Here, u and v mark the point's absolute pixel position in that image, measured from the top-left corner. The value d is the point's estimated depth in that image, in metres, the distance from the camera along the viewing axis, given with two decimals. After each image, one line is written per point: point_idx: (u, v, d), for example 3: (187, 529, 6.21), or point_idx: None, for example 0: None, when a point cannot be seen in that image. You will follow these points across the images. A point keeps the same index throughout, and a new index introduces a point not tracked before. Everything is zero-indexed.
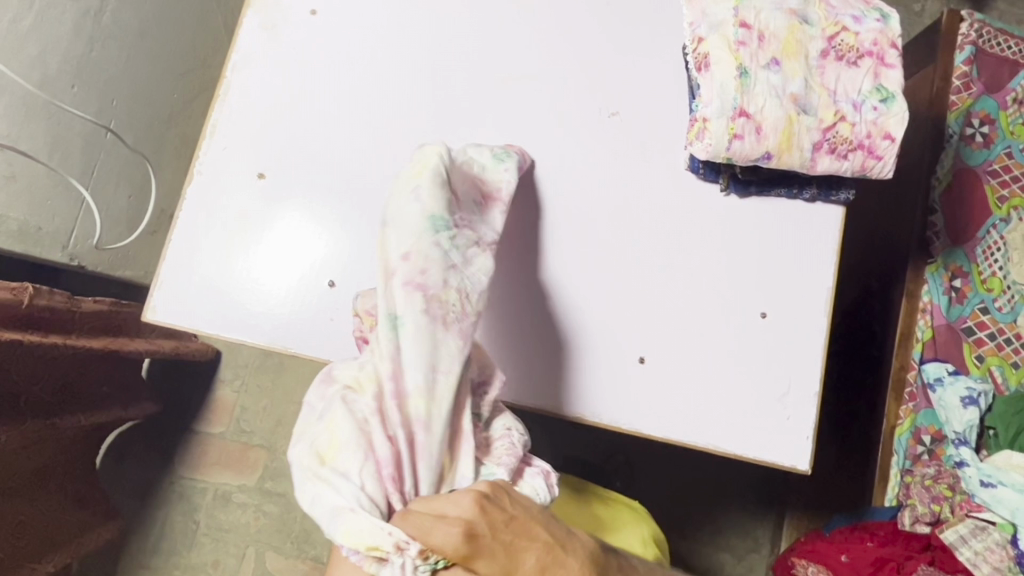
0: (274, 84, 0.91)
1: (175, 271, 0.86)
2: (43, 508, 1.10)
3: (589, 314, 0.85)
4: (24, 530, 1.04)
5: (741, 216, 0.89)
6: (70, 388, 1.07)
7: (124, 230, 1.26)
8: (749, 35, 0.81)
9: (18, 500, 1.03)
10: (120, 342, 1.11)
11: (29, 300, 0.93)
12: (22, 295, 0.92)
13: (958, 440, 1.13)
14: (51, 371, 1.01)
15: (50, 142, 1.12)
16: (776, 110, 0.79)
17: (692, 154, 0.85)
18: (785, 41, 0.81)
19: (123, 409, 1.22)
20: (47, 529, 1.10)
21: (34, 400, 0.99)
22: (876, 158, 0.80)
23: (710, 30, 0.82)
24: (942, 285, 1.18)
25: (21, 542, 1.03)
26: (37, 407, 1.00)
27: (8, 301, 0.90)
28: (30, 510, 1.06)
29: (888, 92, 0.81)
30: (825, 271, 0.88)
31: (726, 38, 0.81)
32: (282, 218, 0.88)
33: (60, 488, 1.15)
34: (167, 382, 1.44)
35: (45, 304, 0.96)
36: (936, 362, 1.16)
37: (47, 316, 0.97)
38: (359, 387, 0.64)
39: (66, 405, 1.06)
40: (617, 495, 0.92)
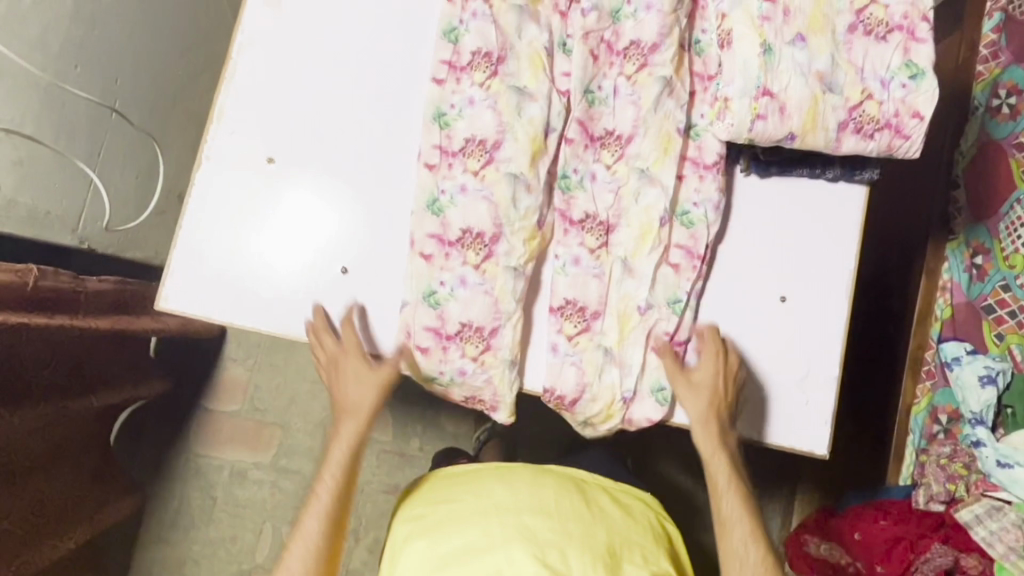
0: (285, 62, 0.88)
1: (186, 259, 0.85)
2: (60, 486, 1.13)
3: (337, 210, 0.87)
4: (44, 509, 1.08)
5: (759, 198, 0.87)
6: (81, 368, 1.09)
7: (132, 211, 1.25)
8: (663, 101, 0.83)
9: (35, 480, 1.06)
10: (126, 322, 1.13)
11: (34, 281, 0.94)
12: (27, 277, 0.93)
13: (974, 420, 1.10)
14: (63, 351, 1.03)
15: (56, 125, 1.07)
16: (800, 89, 0.76)
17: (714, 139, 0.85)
18: (672, 127, 0.83)
19: (134, 388, 1.26)
20: (66, 505, 1.14)
21: (46, 383, 1.02)
22: (903, 138, 0.77)
23: (610, 100, 0.84)
24: (962, 263, 1.18)
25: (41, 521, 1.07)
26: (51, 389, 1.03)
27: (14, 283, 0.91)
28: (49, 488, 1.09)
29: (917, 67, 0.78)
30: (846, 254, 0.87)
31: (535, 45, 0.84)
32: (290, 199, 0.87)
33: (77, 465, 1.18)
34: (179, 360, 1.46)
35: (50, 286, 0.98)
36: (955, 341, 1.16)
37: (53, 298, 0.99)
38: (500, 296, 0.82)
39: (75, 387, 1.09)
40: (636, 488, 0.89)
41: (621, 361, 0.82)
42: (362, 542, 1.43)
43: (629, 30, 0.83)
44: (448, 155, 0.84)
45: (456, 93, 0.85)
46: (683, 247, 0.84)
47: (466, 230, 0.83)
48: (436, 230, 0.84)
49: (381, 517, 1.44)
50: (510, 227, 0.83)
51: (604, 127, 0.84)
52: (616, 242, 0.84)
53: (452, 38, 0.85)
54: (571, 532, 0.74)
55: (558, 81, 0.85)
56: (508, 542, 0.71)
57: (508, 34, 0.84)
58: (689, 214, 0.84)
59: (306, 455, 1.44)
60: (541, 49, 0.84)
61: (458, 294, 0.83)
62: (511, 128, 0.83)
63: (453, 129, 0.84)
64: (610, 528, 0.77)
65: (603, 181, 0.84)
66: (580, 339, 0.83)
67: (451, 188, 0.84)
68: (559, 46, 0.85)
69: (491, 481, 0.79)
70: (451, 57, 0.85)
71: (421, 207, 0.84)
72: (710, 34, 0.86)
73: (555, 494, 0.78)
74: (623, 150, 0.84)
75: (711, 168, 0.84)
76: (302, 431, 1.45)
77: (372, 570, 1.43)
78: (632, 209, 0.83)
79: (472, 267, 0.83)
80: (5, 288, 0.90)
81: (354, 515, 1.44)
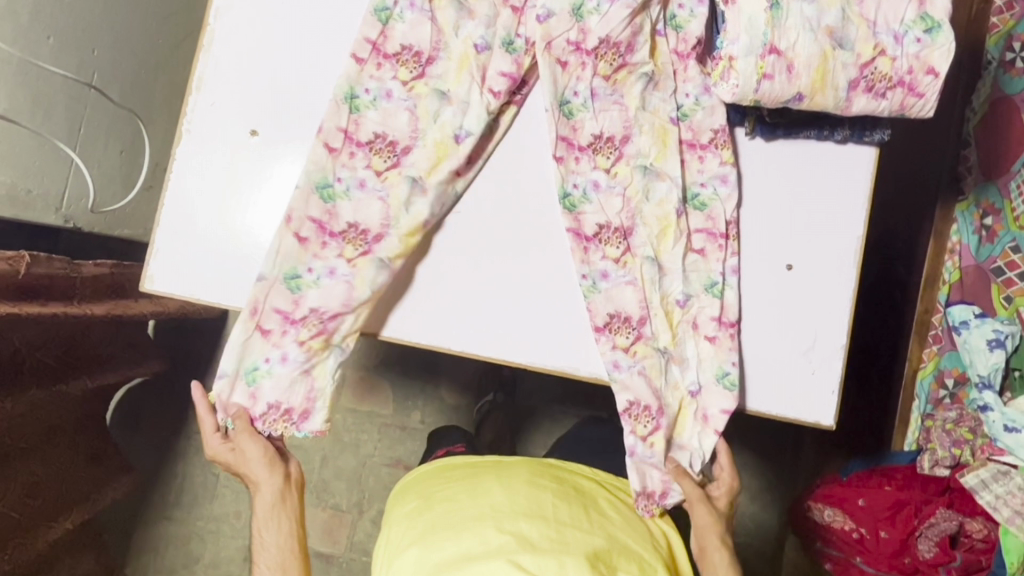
0: (264, 27, 0.84)
1: (170, 238, 0.82)
2: (55, 468, 1.11)
3: None
4: (39, 491, 1.07)
5: (766, 162, 0.84)
6: (75, 347, 1.08)
7: (119, 188, 1.22)
8: (647, 97, 0.82)
9: (30, 461, 1.05)
10: (125, 305, 1.12)
11: (26, 268, 0.92)
12: (18, 264, 0.91)
13: (982, 383, 1.06)
14: (56, 332, 1.02)
15: (32, 100, 1.03)
16: (809, 46, 0.71)
17: (717, 121, 0.82)
18: (665, 118, 0.82)
19: (131, 368, 1.23)
20: (63, 487, 1.13)
21: (31, 364, 0.99)
22: (917, 95, 0.73)
23: (591, 105, 0.82)
24: (972, 224, 1.15)
25: (36, 504, 1.06)
26: (41, 374, 1.02)
27: (5, 271, 0.89)
28: (42, 471, 1.08)
29: (933, 21, 0.74)
30: (855, 218, 0.83)
31: (467, 43, 0.80)
32: (277, 175, 0.83)
33: (71, 446, 1.16)
34: (174, 340, 1.44)
35: (44, 271, 0.95)
36: (963, 305, 1.12)
37: (45, 284, 0.96)
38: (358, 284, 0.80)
39: (68, 370, 1.08)
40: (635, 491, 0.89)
41: (679, 357, 0.83)
42: (366, 514, 1.44)
43: (595, 26, 0.79)
44: (352, 143, 0.81)
45: (373, 79, 0.81)
46: (703, 230, 0.82)
47: (351, 224, 0.81)
48: (318, 214, 0.80)
49: (385, 491, 1.44)
50: (396, 228, 0.80)
51: (591, 133, 0.82)
52: (638, 245, 0.82)
53: (383, 17, 0.80)
54: (567, 541, 0.72)
55: (490, 77, 0.80)
56: (501, 549, 0.69)
57: (444, 31, 0.81)
58: (702, 196, 0.83)
59: None
60: (474, 45, 0.80)
61: (321, 283, 0.80)
62: (423, 133, 0.81)
63: (364, 116, 0.81)
64: (607, 533, 0.76)
65: (606, 186, 0.83)
66: (637, 347, 0.82)
67: (348, 179, 0.81)
68: (505, 45, 0.80)
69: (490, 486, 0.79)
70: (376, 36, 0.80)
71: (308, 187, 0.80)
72: (689, 10, 0.82)
73: (555, 496, 0.78)
74: (620, 150, 0.82)
75: (709, 146, 0.83)
76: None
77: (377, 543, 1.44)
78: (646, 208, 0.82)
79: (345, 261, 0.81)
80: None
81: (356, 490, 1.45)
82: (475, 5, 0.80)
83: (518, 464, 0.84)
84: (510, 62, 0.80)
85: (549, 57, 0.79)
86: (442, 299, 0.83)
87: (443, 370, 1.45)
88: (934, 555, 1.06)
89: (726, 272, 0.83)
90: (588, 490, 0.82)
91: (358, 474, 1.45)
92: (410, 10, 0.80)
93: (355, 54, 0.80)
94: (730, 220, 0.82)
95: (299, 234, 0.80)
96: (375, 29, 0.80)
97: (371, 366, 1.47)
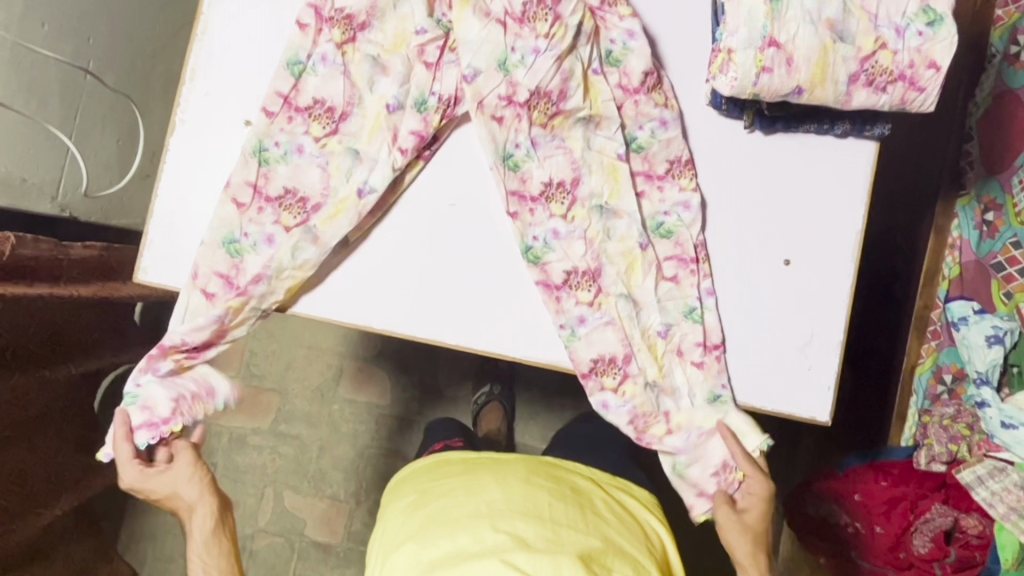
0: (258, 16, 0.83)
1: (163, 228, 0.82)
2: (42, 456, 1.11)
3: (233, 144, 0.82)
4: (27, 479, 1.08)
5: (765, 156, 0.83)
6: (59, 334, 1.08)
7: (115, 176, 1.22)
8: (590, 137, 0.82)
9: (19, 449, 1.05)
10: (112, 288, 1.13)
11: (12, 249, 0.93)
12: (3, 246, 0.91)
13: (978, 380, 1.06)
14: (42, 319, 1.02)
15: (27, 89, 1.02)
16: (809, 40, 0.71)
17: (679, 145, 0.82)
18: (612, 155, 0.82)
19: (113, 355, 1.24)
20: (50, 471, 1.14)
21: (20, 350, 0.99)
22: (918, 90, 0.73)
23: (533, 154, 0.81)
24: (972, 220, 1.14)
25: (20, 489, 1.06)
26: (29, 361, 1.02)
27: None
28: (30, 459, 1.08)
29: (936, 14, 0.72)
30: (855, 213, 0.83)
31: (381, 102, 0.80)
32: (225, 156, 0.83)
33: (60, 433, 1.16)
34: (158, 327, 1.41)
35: (30, 253, 0.96)
36: (961, 300, 1.12)
37: (30, 267, 0.97)
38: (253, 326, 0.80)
39: (52, 356, 1.08)
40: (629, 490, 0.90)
41: (669, 389, 0.82)
42: (363, 505, 1.44)
43: (522, 78, 0.79)
44: (260, 198, 0.81)
45: (283, 132, 0.81)
46: (673, 256, 0.82)
47: (257, 276, 0.79)
48: (223, 269, 0.80)
49: (381, 481, 1.45)
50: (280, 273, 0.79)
51: (540, 181, 0.81)
52: (608, 286, 0.81)
53: (295, 72, 0.80)
54: (563, 541, 0.73)
55: (400, 135, 0.80)
56: (499, 547, 0.70)
57: (358, 87, 0.81)
58: (666, 223, 0.82)
59: (305, 420, 1.47)
60: (387, 106, 0.80)
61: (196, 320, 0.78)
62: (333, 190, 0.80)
63: (273, 169, 0.81)
64: (603, 534, 0.76)
65: (566, 233, 0.82)
66: (625, 387, 0.81)
67: (256, 234, 0.80)
68: (416, 104, 0.80)
69: (487, 483, 0.78)
70: (287, 90, 0.80)
71: (215, 242, 0.80)
72: (622, 44, 0.81)
73: (555, 494, 0.78)
74: (572, 195, 0.82)
75: (666, 176, 0.83)
76: (299, 396, 1.47)
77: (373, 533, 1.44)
78: (608, 247, 0.82)
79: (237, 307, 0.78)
80: None
81: (353, 480, 1.45)
82: (390, 63, 0.81)
83: (515, 462, 0.84)
84: (419, 121, 0.80)
85: (481, 116, 0.79)
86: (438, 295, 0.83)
87: (440, 361, 1.45)
88: (928, 550, 1.06)
89: (702, 296, 0.82)
90: (583, 490, 0.82)
91: (354, 465, 1.45)
92: (323, 64, 0.80)
93: (265, 107, 0.80)
94: (697, 244, 0.82)
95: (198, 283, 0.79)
96: (287, 83, 0.80)
97: (368, 358, 1.47)
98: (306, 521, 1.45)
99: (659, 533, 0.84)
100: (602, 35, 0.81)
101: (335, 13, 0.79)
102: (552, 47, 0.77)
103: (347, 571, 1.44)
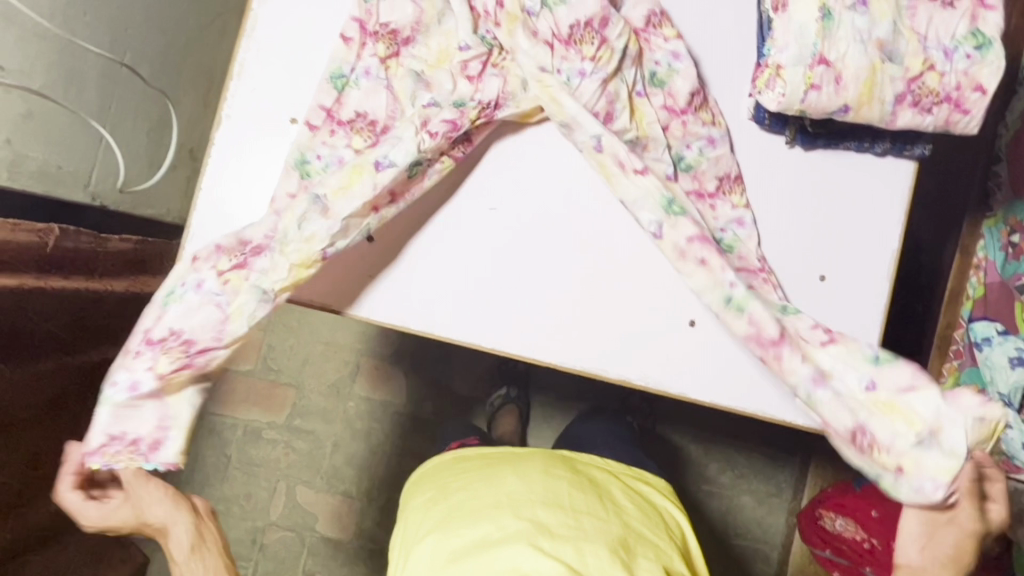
0: (306, 15, 0.83)
1: (206, 223, 0.82)
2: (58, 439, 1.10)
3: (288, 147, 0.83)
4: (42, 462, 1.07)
5: (805, 173, 0.84)
6: (83, 322, 1.08)
7: (145, 167, 1.22)
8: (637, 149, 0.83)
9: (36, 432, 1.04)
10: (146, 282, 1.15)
11: (55, 241, 0.97)
12: (47, 237, 0.96)
13: (1001, 401, 1.06)
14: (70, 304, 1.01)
15: (65, 77, 1.03)
16: (858, 58, 0.71)
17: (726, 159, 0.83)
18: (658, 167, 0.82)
19: None
20: None
21: (47, 335, 0.99)
22: (963, 112, 0.73)
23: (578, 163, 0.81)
24: (999, 240, 1.13)
25: (37, 472, 1.06)
26: (51, 348, 1.02)
27: (34, 244, 0.93)
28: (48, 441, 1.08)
29: (984, 37, 0.73)
30: (892, 232, 0.83)
31: (421, 110, 0.79)
32: (280, 156, 0.83)
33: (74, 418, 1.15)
34: None
35: (71, 245, 1.00)
36: (985, 321, 1.13)
37: (71, 258, 1.01)
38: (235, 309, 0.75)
39: (78, 342, 1.08)
40: (649, 482, 0.89)
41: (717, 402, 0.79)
42: (375, 502, 1.44)
43: (570, 90, 0.79)
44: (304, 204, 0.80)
45: (326, 145, 0.81)
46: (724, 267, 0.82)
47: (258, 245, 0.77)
48: (228, 245, 0.78)
49: (394, 479, 1.45)
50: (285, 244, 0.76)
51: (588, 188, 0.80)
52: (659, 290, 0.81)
53: (339, 84, 0.81)
54: (585, 526, 0.73)
55: (446, 144, 0.80)
56: (520, 531, 0.70)
57: (401, 101, 0.81)
58: (724, 239, 0.82)
59: (320, 415, 1.47)
60: (425, 106, 0.79)
61: (188, 299, 0.75)
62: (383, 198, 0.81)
63: (316, 180, 0.80)
64: (624, 521, 0.76)
65: None
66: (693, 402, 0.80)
67: (268, 216, 0.79)
68: (456, 105, 0.78)
69: (506, 473, 0.79)
70: (331, 104, 0.81)
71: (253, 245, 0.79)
72: (667, 65, 0.82)
73: (574, 483, 0.78)
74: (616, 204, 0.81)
75: (717, 194, 0.83)
76: (315, 392, 1.47)
77: (383, 530, 1.44)
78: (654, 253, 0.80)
79: (217, 273, 0.76)
80: (25, 246, 0.92)
81: (366, 476, 1.45)
82: (435, 79, 0.80)
83: (534, 454, 0.84)
84: (456, 114, 0.78)
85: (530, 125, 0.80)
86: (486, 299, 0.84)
87: (457, 362, 1.46)
88: None
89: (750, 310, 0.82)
90: (600, 480, 0.82)
91: (368, 462, 1.45)
92: (366, 78, 0.81)
93: (309, 121, 0.81)
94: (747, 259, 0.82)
95: (193, 266, 0.77)
96: (330, 97, 0.81)
97: (386, 357, 1.47)
98: (317, 516, 1.46)
99: (678, 519, 0.84)
100: (646, 56, 0.82)
101: (381, 28, 0.81)
102: (598, 70, 0.79)
103: (357, 569, 1.44)
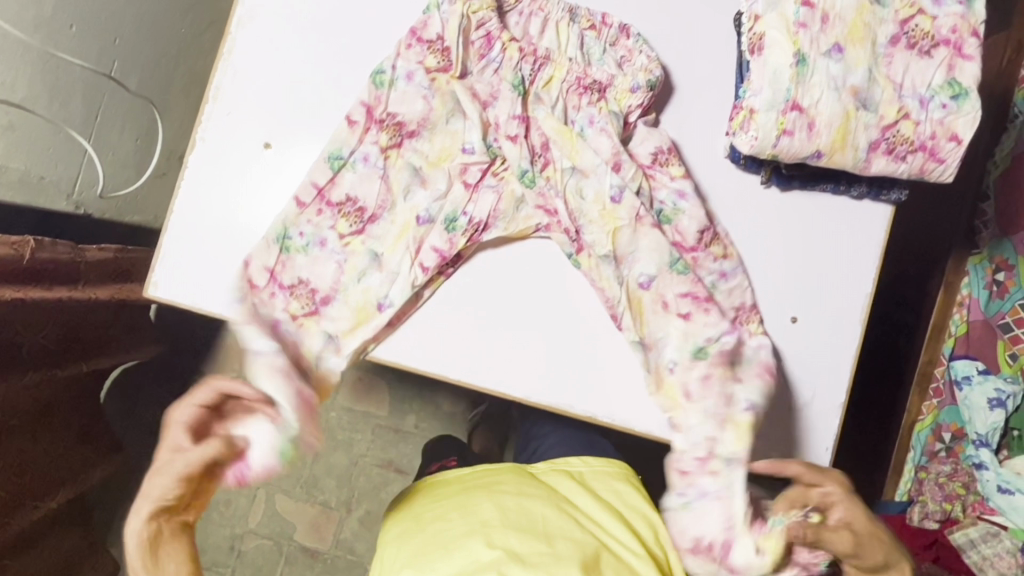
0: (283, 39, 0.83)
1: (178, 245, 0.82)
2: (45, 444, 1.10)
3: (264, 171, 0.83)
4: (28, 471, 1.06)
5: (779, 212, 0.83)
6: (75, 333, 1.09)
7: (131, 174, 1.21)
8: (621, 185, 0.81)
9: (21, 438, 1.03)
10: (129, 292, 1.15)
11: (31, 253, 0.95)
12: (23, 249, 0.93)
13: (978, 441, 1.07)
14: (57, 314, 1.01)
15: (48, 89, 1.05)
16: (832, 105, 0.70)
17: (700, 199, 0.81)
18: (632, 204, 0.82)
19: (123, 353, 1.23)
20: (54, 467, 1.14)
21: (35, 348, 1.00)
22: (937, 161, 0.73)
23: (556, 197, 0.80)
24: (983, 278, 1.12)
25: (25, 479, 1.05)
26: (40, 358, 1.02)
27: (10, 257, 0.91)
28: (31, 448, 1.06)
29: (960, 87, 0.72)
30: (865, 275, 0.83)
31: (413, 212, 0.80)
32: (257, 181, 0.83)
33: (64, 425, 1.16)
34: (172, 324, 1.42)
35: (48, 256, 0.98)
36: (966, 359, 1.11)
37: (51, 269, 1.00)
38: None
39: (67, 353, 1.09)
40: None
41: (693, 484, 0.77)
42: (353, 514, 1.45)
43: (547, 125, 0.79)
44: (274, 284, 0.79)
45: (310, 224, 0.79)
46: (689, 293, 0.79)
47: None
48: None
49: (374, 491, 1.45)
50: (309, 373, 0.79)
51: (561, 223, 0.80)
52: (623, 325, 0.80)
53: (338, 166, 0.79)
54: None
55: (424, 251, 0.79)
56: None
57: (393, 192, 0.80)
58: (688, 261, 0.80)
59: None
60: (417, 218, 0.80)
61: None
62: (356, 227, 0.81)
63: (292, 258, 0.79)
64: None
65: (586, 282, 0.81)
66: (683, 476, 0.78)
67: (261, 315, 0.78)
68: (446, 222, 0.79)
69: None
70: (324, 183, 0.79)
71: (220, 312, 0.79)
72: (672, 204, 0.81)
73: None
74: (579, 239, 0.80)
75: (697, 248, 0.81)
76: None
77: (361, 542, 1.45)
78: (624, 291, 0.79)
79: None
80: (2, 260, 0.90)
81: (345, 487, 1.45)
82: (431, 177, 0.80)
83: None
84: (445, 239, 0.79)
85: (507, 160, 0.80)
86: (463, 341, 0.81)
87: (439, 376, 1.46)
88: None
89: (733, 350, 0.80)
90: None
91: (348, 473, 1.46)
92: (364, 164, 0.79)
93: (298, 197, 0.78)
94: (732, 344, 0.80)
95: None
96: (325, 176, 0.79)
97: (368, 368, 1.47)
98: (296, 525, 1.46)
99: None
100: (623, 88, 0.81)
101: (387, 118, 0.79)
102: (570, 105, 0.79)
103: None
